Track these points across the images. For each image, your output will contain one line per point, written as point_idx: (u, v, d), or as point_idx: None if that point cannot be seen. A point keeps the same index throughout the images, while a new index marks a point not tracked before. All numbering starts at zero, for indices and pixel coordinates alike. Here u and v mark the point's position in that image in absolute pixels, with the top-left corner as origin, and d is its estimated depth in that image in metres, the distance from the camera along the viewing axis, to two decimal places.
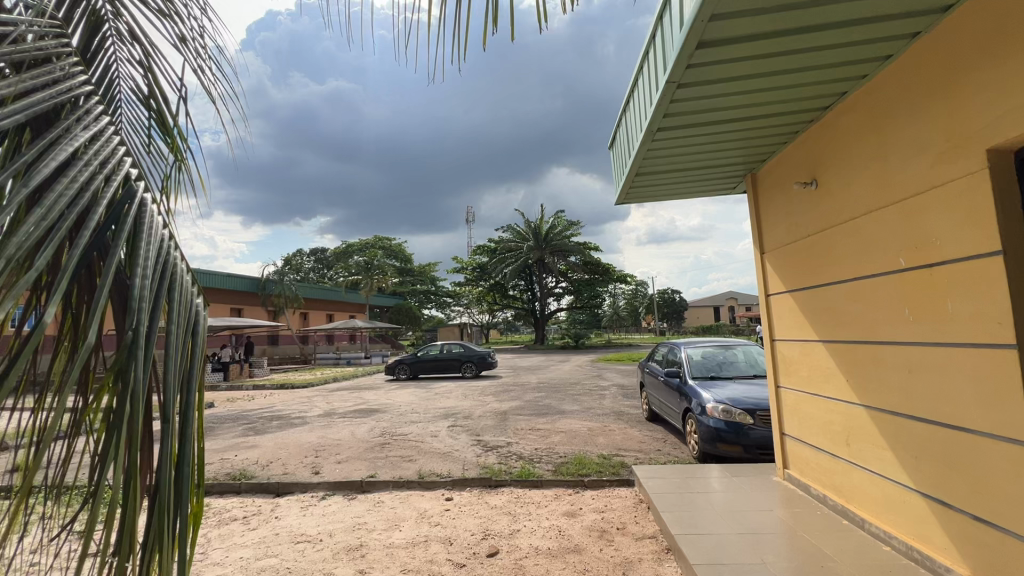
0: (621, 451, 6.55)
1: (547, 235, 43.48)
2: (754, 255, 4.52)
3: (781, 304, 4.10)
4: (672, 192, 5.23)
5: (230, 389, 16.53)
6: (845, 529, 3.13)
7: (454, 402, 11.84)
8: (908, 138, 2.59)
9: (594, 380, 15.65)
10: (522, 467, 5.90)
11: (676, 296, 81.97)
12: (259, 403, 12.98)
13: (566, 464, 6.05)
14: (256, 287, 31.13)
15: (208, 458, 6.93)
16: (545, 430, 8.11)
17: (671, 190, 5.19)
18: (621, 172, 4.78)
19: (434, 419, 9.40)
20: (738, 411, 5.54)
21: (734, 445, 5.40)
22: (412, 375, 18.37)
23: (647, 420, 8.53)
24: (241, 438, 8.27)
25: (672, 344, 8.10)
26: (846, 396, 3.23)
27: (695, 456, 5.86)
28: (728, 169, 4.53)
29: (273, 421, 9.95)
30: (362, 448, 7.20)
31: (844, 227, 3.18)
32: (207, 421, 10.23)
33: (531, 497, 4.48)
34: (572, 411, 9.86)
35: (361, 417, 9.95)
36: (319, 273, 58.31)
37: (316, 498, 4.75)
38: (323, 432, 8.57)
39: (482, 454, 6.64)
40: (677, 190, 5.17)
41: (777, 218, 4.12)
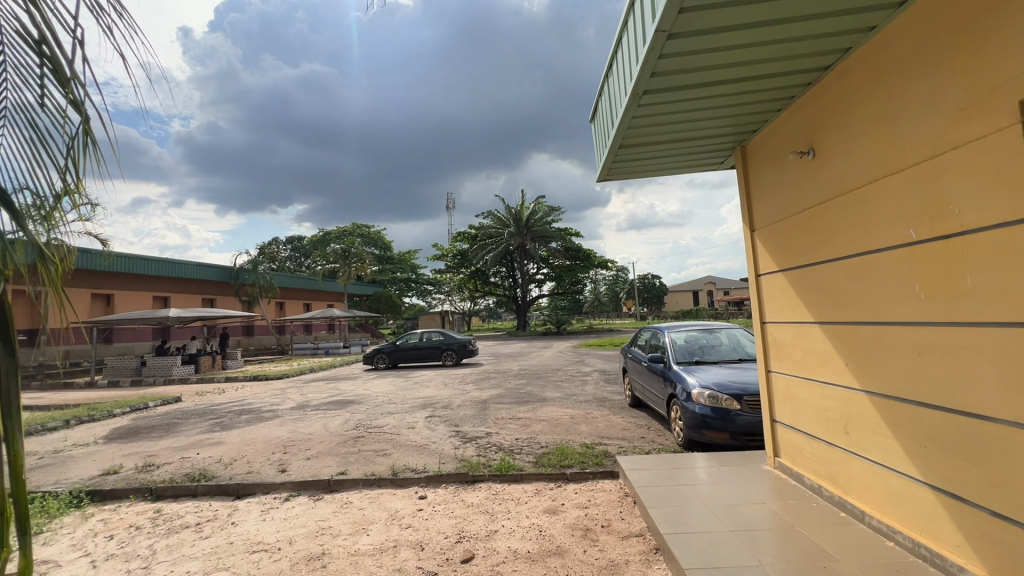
0: (604, 440, 6.34)
1: (528, 221, 43.13)
2: (743, 234, 4.27)
3: (772, 284, 3.87)
4: (656, 167, 4.96)
5: (200, 383, 15.93)
6: (844, 522, 2.93)
7: (433, 391, 11.54)
8: (921, 96, 2.34)
9: (576, 366, 15.51)
10: (502, 459, 5.65)
11: (657, 281, 82.71)
12: (230, 396, 12.47)
13: (548, 455, 5.81)
14: (229, 276, 30.11)
15: (168, 457, 6.49)
16: (526, 419, 7.86)
17: (654, 166, 4.92)
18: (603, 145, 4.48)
19: (411, 410, 9.08)
20: (725, 396, 5.34)
21: (721, 432, 5.21)
22: (391, 364, 17.97)
23: (630, 406, 8.36)
24: (206, 434, 7.83)
25: (655, 328, 7.90)
26: (844, 380, 3.02)
27: (680, 444, 5.68)
28: (715, 142, 4.27)
29: (242, 415, 9.50)
30: (334, 443, 6.84)
31: (843, 198, 2.94)
32: (171, 416, 9.72)
33: (510, 493, 4.21)
34: (554, 398, 9.65)
35: (336, 410, 9.58)
36: (295, 261, 56.95)
37: (279, 500, 4.40)
38: (295, 426, 8.18)
39: (461, 446, 6.36)
40: (661, 165, 4.90)
41: (768, 193, 3.87)
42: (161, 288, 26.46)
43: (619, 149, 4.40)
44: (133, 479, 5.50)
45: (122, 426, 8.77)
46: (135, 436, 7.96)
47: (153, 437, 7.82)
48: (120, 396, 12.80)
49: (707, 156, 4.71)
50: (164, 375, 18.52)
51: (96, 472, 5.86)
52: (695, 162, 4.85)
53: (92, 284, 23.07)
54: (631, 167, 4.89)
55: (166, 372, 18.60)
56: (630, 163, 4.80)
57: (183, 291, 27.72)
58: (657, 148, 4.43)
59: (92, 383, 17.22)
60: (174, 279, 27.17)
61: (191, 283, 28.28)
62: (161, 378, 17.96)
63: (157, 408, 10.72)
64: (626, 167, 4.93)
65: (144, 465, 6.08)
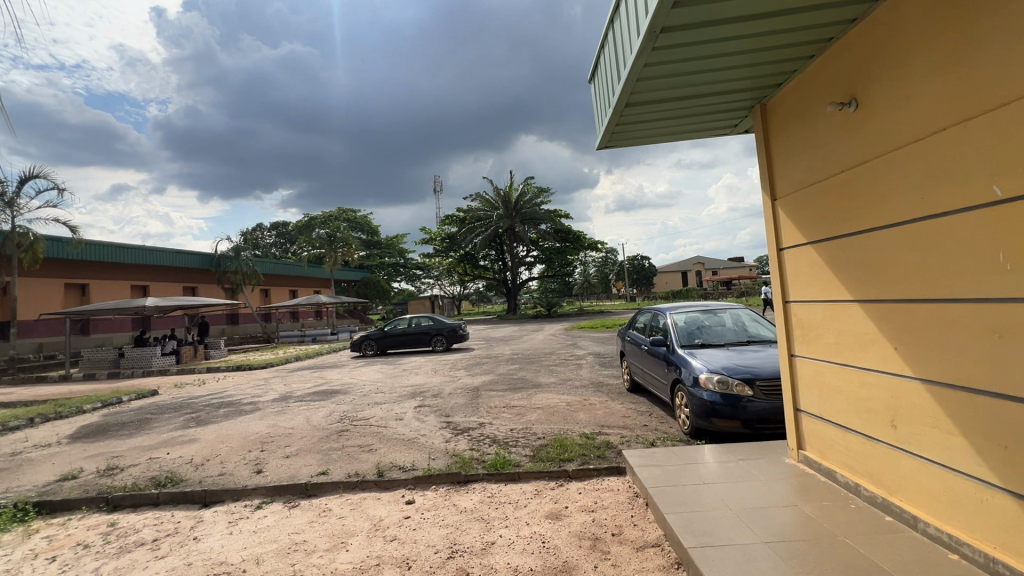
0: (605, 429, 5.96)
1: (516, 203, 42.40)
2: (764, 204, 3.84)
3: (797, 258, 3.47)
4: (661, 136, 4.51)
5: (180, 374, 15.34)
6: (892, 529, 2.56)
7: (423, 378, 11.09)
8: (1014, 18, 1.91)
9: (569, 349, 15.16)
10: (497, 453, 5.25)
11: (646, 262, 82.62)
12: (211, 388, 11.95)
13: (546, 447, 5.41)
14: (210, 263, 29.18)
15: (135, 458, 6.00)
16: (520, 407, 7.46)
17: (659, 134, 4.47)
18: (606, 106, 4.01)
19: (400, 400, 8.65)
20: (735, 382, 4.96)
21: (731, 420, 4.85)
22: (380, 351, 17.49)
23: (629, 391, 7.99)
24: (180, 431, 7.34)
25: (654, 310, 7.51)
26: (892, 366, 2.63)
27: (686, 433, 5.31)
28: (732, 101, 3.80)
29: (220, 409, 8.99)
30: (316, 438, 6.38)
31: (897, 155, 2.53)
32: (145, 411, 9.20)
33: (507, 495, 3.80)
34: (549, 384, 9.27)
35: (320, 400, 9.12)
36: (281, 248, 55.80)
37: (250, 509, 3.96)
38: (275, 420, 7.71)
39: (452, 439, 5.94)
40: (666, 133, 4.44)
41: (794, 156, 3.45)
42: (139, 276, 25.55)
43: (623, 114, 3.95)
44: (92, 485, 5.01)
45: (90, 424, 8.23)
46: (103, 435, 7.44)
47: (122, 435, 7.31)
48: (94, 390, 12.22)
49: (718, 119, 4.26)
50: (143, 367, 17.88)
51: (53, 477, 5.36)
52: (704, 129, 4.40)
53: (64, 274, 22.15)
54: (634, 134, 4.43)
55: (145, 363, 17.95)
56: (634, 130, 4.34)
57: (162, 280, 26.84)
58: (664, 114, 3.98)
59: (68, 376, 16.55)
60: (153, 267, 26.25)
61: (170, 271, 27.37)
62: (140, 369, 17.33)
63: (131, 403, 10.17)
64: (630, 135, 4.47)
65: (106, 468, 5.59)
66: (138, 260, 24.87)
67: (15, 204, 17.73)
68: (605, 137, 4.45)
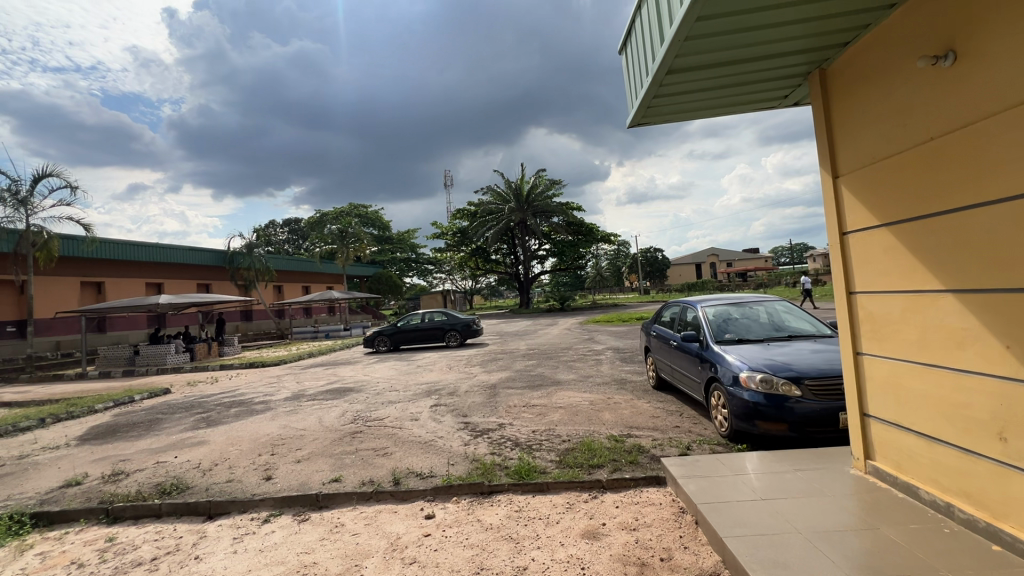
0: (634, 431, 5.57)
1: (528, 196, 41.85)
2: (823, 182, 3.42)
3: (866, 243, 3.05)
4: (701, 113, 4.08)
5: (194, 372, 15.25)
6: (1003, 564, 2.15)
7: (437, 375, 10.79)
8: None
9: (586, 344, 14.76)
10: (520, 458, 4.90)
11: (660, 254, 81.62)
12: (224, 385, 11.78)
13: (572, 450, 5.05)
14: (223, 260, 29.20)
15: (142, 462, 5.76)
16: (541, 406, 7.10)
17: (698, 112, 4.04)
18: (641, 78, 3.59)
19: (415, 398, 8.35)
20: (780, 381, 4.52)
21: (778, 423, 4.42)
22: (393, 347, 17.26)
23: (655, 388, 7.58)
24: (189, 433, 7.10)
25: (682, 302, 7.07)
26: (1000, 368, 2.22)
27: (726, 436, 4.91)
28: (786, 69, 3.35)
29: (232, 408, 8.78)
30: (329, 440, 6.09)
31: (1007, 115, 2.12)
32: (157, 410, 9.03)
33: (536, 509, 3.45)
34: (569, 381, 8.89)
35: (333, 399, 8.85)
36: (293, 244, 56.02)
37: (257, 523, 3.65)
38: (287, 420, 7.45)
39: (470, 442, 5.60)
40: (706, 110, 4.01)
41: (862, 126, 3.03)
42: (153, 274, 25.64)
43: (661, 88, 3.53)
44: (95, 493, 4.76)
45: (101, 425, 8.06)
46: (113, 436, 7.25)
47: (131, 437, 7.10)
48: (108, 388, 12.14)
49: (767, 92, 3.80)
50: (158, 364, 17.89)
51: (56, 483, 5.13)
52: (749, 103, 3.95)
53: (80, 272, 22.26)
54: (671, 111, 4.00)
55: (160, 360, 17.96)
56: (671, 106, 3.92)
57: (176, 277, 26.91)
58: (707, 87, 3.55)
59: (84, 374, 16.58)
60: (167, 264, 26.33)
61: (184, 268, 27.44)
62: (155, 367, 17.33)
63: (144, 402, 10.02)
64: (666, 112, 4.05)
65: (111, 473, 5.35)
66: (152, 258, 24.93)
67: (28, 202, 17.75)
68: (638, 114, 4.04)
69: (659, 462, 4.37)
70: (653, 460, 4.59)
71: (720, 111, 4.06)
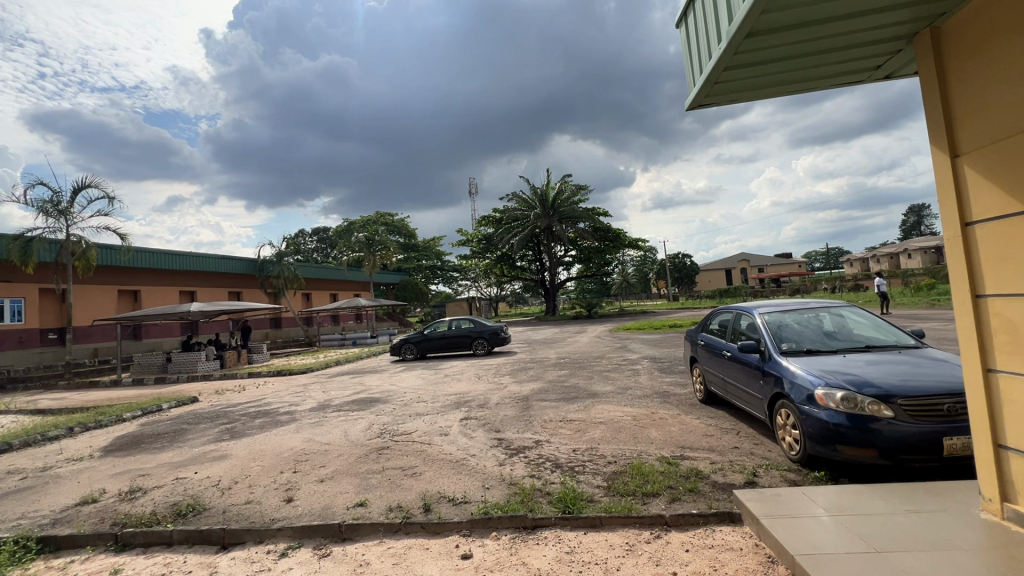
0: (688, 452, 5.00)
1: (554, 202, 41.42)
2: (937, 164, 2.86)
3: (1004, 233, 2.49)
4: (772, 90, 3.56)
5: (222, 380, 15.23)
6: None
7: (466, 385, 10.35)
8: None
9: (620, 353, 14.14)
10: (563, 483, 4.40)
11: (688, 260, 79.85)
12: (251, 394, 11.65)
13: (620, 474, 4.52)
14: (254, 268, 29.64)
15: (162, 478, 5.49)
16: (579, 422, 6.58)
17: (771, 89, 3.52)
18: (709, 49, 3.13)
19: (444, 410, 7.93)
20: (865, 399, 3.90)
21: (865, 448, 3.81)
22: (419, 355, 16.96)
23: (704, 403, 6.97)
24: (212, 445, 6.84)
25: (736, 308, 6.45)
26: None
27: (800, 461, 4.31)
28: (890, 27, 2.81)
29: (256, 419, 8.53)
30: (355, 457, 5.71)
31: None
32: (182, 420, 8.85)
33: (590, 550, 2.97)
34: (606, 394, 8.33)
35: (359, 410, 8.52)
36: (322, 253, 56.91)
37: (273, 558, 3.26)
38: (311, 433, 7.12)
39: (506, 462, 5.12)
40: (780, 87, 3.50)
41: (995, 91, 2.49)
42: (187, 282, 26.18)
43: (735, 58, 3.02)
44: (109, 513, 4.47)
45: (126, 435, 7.91)
46: (137, 448, 7.06)
47: (154, 449, 6.89)
48: (140, 396, 12.17)
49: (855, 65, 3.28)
50: (190, 371, 18.05)
51: (72, 501, 4.88)
52: (831, 78, 3.42)
53: (118, 280, 22.86)
54: (740, 89, 3.48)
55: (192, 368, 18.12)
56: (742, 82, 3.40)
57: (209, 285, 27.41)
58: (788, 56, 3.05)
59: (118, 381, 16.81)
60: (200, 273, 26.85)
61: (216, 277, 27.94)
62: (186, 374, 17.48)
63: (172, 411, 9.92)
64: (733, 90, 3.53)
65: (129, 490, 5.07)
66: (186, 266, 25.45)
67: (68, 212, 18.23)
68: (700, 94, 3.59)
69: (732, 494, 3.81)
70: (723, 489, 4.03)
71: (795, 88, 3.54)
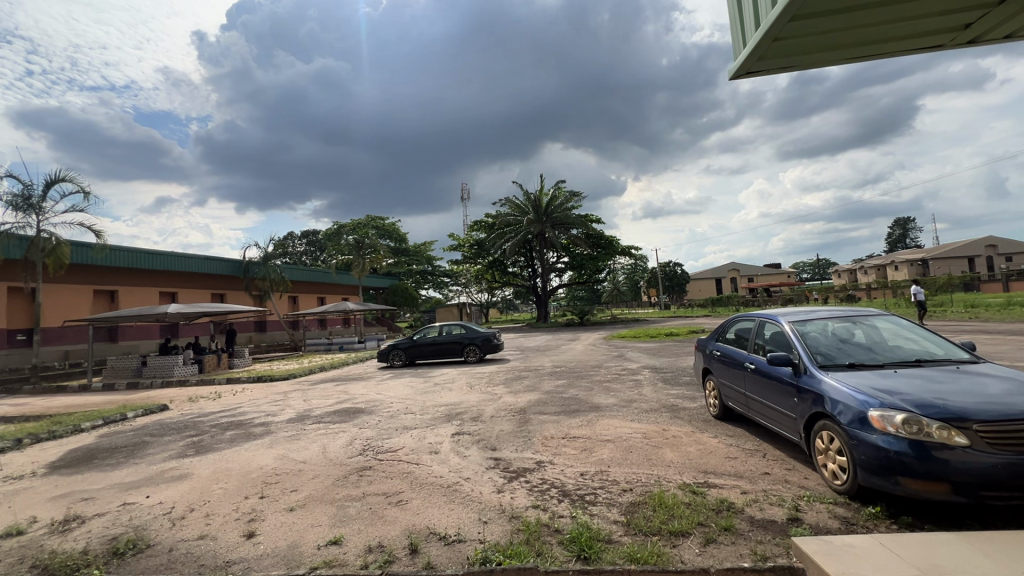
0: (714, 480, 4.39)
1: (547, 207, 40.86)
2: None
3: None
4: (802, 58, 4.61)
5: (197, 386, 14.35)
6: None
7: (457, 395, 9.68)
8: None
9: (618, 362, 13.54)
10: (573, 516, 3.77)
11: (679, 269, 79.87)
12: (226, 403, 10.86)
13: (639, 507, 3.89)
14: (238, 269, 28.72)
15: (107, 503, 4.75)
16: (584, 440, 5.93)
17: (800, 57, 4.55)
18: (754, 34, 4.19)
19: (434, 424, 7.26)
20: (933, 423, 3.32)
21: (933, 482, 3.23)
22: (408, 362, 16.26)
23: (719, 419, 6.38)
24: (172, 462, 6.09)
25: (758, 316, 5.89)
26: None
27: (848, 493, 3.75)
28: (875, 24, 4.04)
29: (227, 431, 7.77)
30: (332, 479, 5.03)
31: None
32: (145, 431, 8.05)
33: None
34: (609, 407, 7.72)
35: (340, 423, 7.80)
36: (311, 256, 55.93)
37: None
38: (286, 449, 6.41)
39: (505, 489, 4.48)
40: (810, 56, 4.55)
41: None
42: (168, 283, 25.25)
43: (776, 38, 4.08)
44: (31, 551, 3.74)
45: (80, 448, 7.11)
46: (88, 464, 6.28)
47: (107, 466, 6.12)
48: (105, 403, 11.31)
49: (855, 46, 4.47)
50: (165, 376, 17.12)
51: None
52: (841, 50, 4.52)
53: (94, 280, 21.96)
54: (779, 57, 4.49)
55: (167, 372, 17.20)
56: (782, 54, 4.42)
57: (191, 286, 26.49)
58: (814, 36, 4.16)
59: (87, 386, 15.86)
60: (182, 274, 25.95)
61: (199, 278, 27.03)
62: (161, 379, 16.57)
63: (137, 421, 9.12)
64: (778, 53, 4.38)
65: (64, 519, 4.33)
66: (167, 267, 24.55)
67: (40, 207, 17.34)
68: (744, 67, 4.68)
69: (789, 542, 3.18)
70: (775, 532, 3.38)
71: (818, 55, 4.57)
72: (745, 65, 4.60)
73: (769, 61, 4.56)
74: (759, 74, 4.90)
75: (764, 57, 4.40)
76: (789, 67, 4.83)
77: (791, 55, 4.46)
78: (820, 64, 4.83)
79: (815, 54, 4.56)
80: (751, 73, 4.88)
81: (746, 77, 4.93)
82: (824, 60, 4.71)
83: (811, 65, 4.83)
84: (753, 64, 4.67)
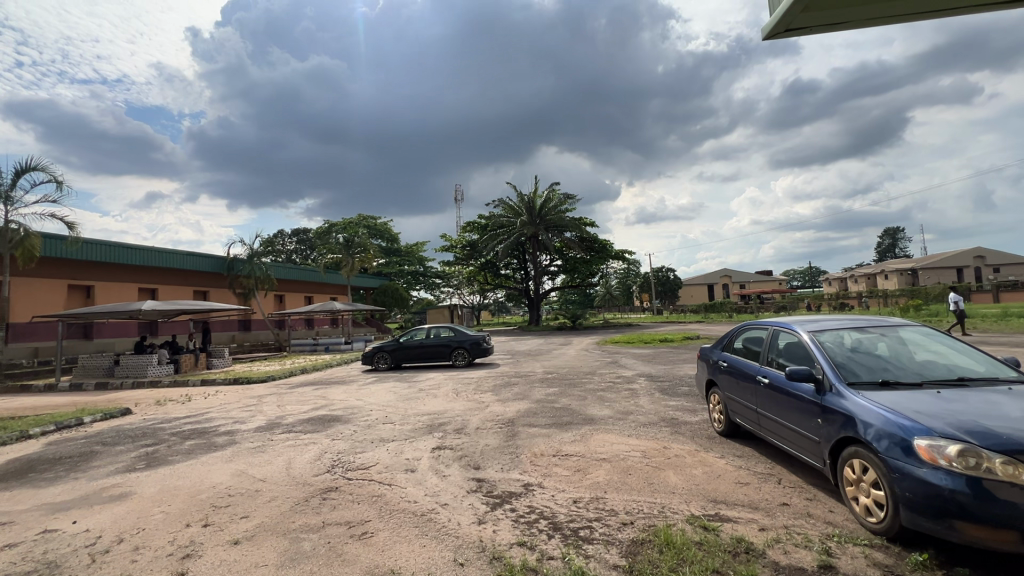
0: (726, 512, 3.84)
1: (541, 210, 40.41)
2: None
3: None
4: (846, 13, 4.23)
5: (169, 388, 13.56)
6: None
7: (441, 403, 9.08)
8: None
9: (612, 368, 12.98)
10: (564, 558, 3.20)
11: (672, 274, 79.68)
12: (195, 407, 10.16)
13: (642, 547, 3.32)
14: (222, 267, 27.89)
15: (24, 530, 4.08)
16: (578, 458, 5.36)
17: (846, 10, 4.17)
18: None
19: (414, 436, 6.65)
20: (995, 457, 2.80)
21: (998, 529, 2.71)
22: (394, 365, 15.60)
23: (725, 436, 5.83)
24: (116, 478, 5.42)
25: (772, 325, 5.37)
26: None
27: (887, 533, 3.21)
28: None
29: (188, 440, 7.09)
30: (290, 504, 4.40)
31: None
32: (98, 440, 7.33)
33: None
34: (605, 419, 7.16)
35: (312, 433, 7.16)
36: (301, 255, 55.07)
37: None
38: (246, 464, 5.75)
39: (487, 520, 3.90)
40: (855, 10, 4.18)
41: None
42: (148, 279, 24.42)
43: None
44: None
45: (20, 459, 6.40)
46: (22, 479, 5.59)
47: (41, 481, 5.43)
48: (65, 406, 10.54)
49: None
50: (139, 376, 16.30)
51: None
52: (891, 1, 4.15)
53: (68, 275, 21.11)
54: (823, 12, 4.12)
55: (141, 372, 16.38)
56: (827, 6, 4.04)
57: (172, 283, 25.64)
58: None
59: (53, 386, 14.99)
60: (162, 270, 25.10)
61: (181, 274, 26.17)
62: (133, 379, 15.74)
63: (94, 426, 8.40)
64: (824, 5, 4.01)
65: None
66: (147, 262, 23.70)
67: (9, 196, 16.50)
68: (783, 24, 4.30)
69: None
70: None
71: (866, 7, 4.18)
72: (786, 20, 4.22)
73: (813, 15, 4.17)
74: (797, 32, 4.52)
75: (809, 10, 4.03)
76: (831, 24, 4.44)
77: (837, 8, 4.08)
78: (864, 20, 4.45)
79: (862, 7, 4.18)
80: (789, 31, 4.51)
81: (783, 35, 4.56)
82: (870, 14, 4.33)
83: (855, 22, 4.45)
84: (793, 21, 4.29)
